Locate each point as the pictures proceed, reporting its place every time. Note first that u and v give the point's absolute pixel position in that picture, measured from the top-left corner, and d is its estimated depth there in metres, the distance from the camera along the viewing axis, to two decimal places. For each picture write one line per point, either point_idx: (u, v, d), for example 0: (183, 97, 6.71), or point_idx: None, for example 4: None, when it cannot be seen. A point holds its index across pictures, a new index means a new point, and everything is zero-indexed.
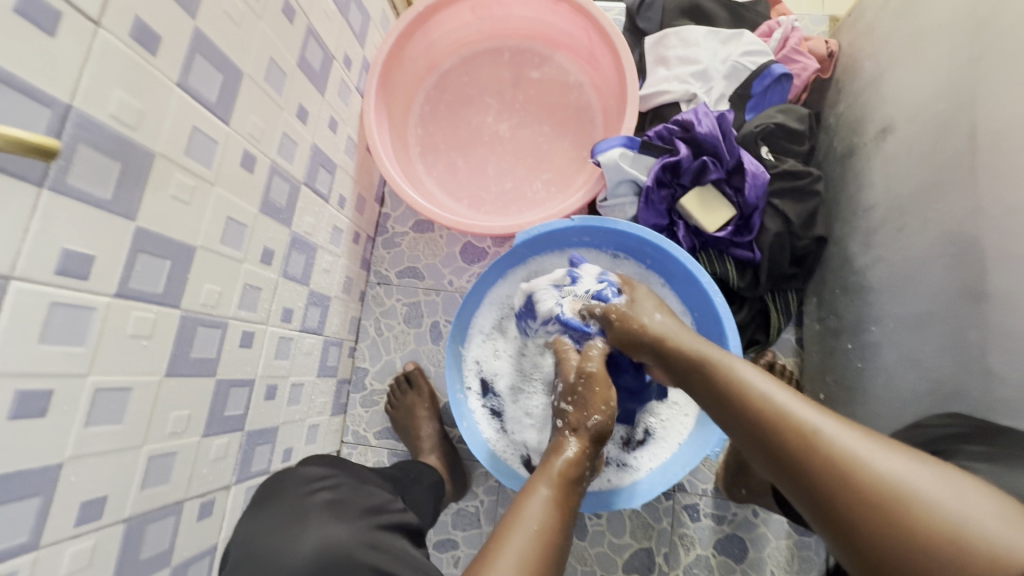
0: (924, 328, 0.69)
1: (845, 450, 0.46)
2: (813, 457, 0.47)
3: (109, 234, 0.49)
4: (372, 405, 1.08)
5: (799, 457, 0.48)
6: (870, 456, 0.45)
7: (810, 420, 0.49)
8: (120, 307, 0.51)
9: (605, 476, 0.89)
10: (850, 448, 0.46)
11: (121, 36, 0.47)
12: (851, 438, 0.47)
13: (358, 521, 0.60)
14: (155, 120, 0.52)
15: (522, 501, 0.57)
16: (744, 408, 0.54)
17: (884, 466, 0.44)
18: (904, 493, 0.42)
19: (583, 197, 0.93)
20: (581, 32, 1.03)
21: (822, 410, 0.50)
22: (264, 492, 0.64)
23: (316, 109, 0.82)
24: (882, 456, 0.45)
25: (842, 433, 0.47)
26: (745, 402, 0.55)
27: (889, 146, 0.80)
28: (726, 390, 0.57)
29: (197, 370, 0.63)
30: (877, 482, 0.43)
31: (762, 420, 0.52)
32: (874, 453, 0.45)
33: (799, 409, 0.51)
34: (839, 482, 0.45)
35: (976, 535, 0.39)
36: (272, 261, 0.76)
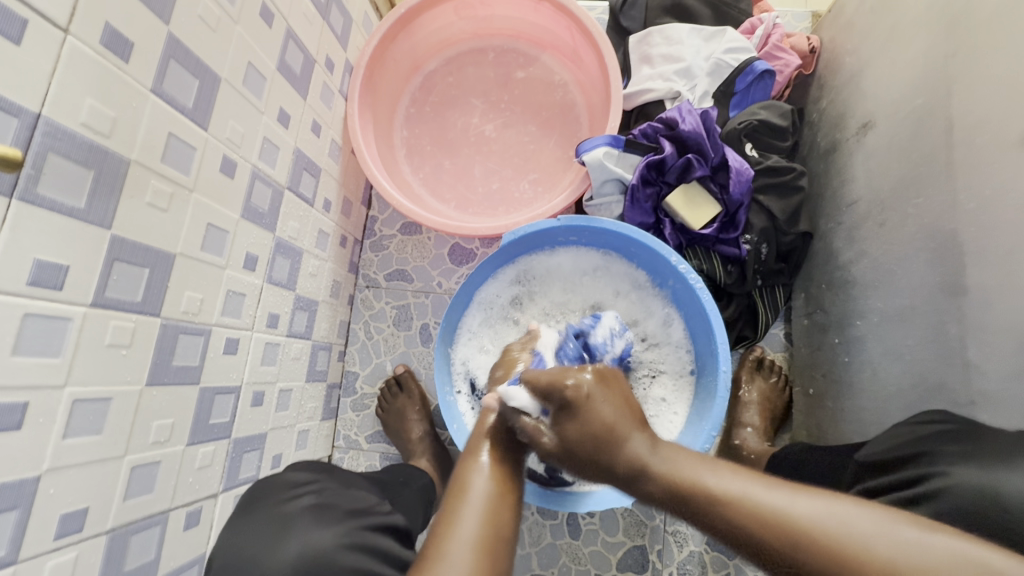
0: (908, 321, 0.70)
1: (858, 548, 0.43)
2: (818, 552, 0.44)
3: (84, 242, 0.49)
4: (363, 409, 1.08)
5: (816, 561, 0.44)
6: (878, 546, 0.42)
7: (792, 512, 0.46)
8: (97, 316, 0.51)
9: None
10: (853, 539, 0.43)
11: (92, 44, 0.47)
12: (845, 524, 0.44)
13: (345, 522, 0.60)
14: (129, 128, 0.52)
15: (465, 482, 0.56)
16: (717, 514, 0.48)
17: (890, 549, 0.42)
18: (923, 571, 0.41)
19: (568, 197, 0.93)
20: (564, 32, 1.03)
21: (790, 491, 0.48)
22: (246, 502, 0.64)
23: (297, 114, 0.82)
24: (880, 535, 0.43)
25: (837, 521, 0.45)
26: (713, 501, 0.49)
27: (870, 141, 0.80)
28: (689, 491, 0.50)
29: (179, 379, 0.63)
30: (887, 567, 0.41)
31: (727, 513, 0.48)
32: (864, 528, 0.44)
33: (772, 497, 0.47)
34: (849, 571, 0.43)
35: None
36: (256, 267, 0.75)
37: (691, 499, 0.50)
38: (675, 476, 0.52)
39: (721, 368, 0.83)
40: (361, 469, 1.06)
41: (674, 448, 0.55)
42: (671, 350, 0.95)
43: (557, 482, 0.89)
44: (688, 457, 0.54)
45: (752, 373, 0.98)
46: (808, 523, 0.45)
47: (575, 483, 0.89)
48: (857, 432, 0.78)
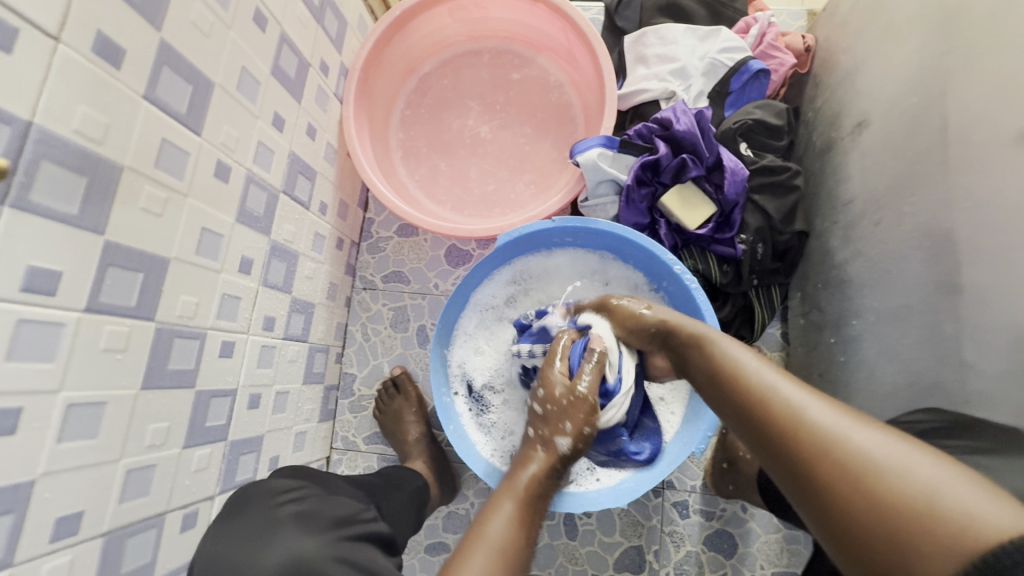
0: (902, 321, 0.70)
1: (827, 430, 0.43)
2: (789, 429, 0.45)
3: (77, 248, 0.49)
4: (360, 410, 1.08)
5: (785, 434, 0.45)
6: (852, 436, 0.42)
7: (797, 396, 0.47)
8: (91, 321, 0.51)
9: (594, 474, 0.90)
10: (828, 423, 0.43)
11: (84, 51, 0.47)
12: (836, 417, 0.44)
13: (328, 533, 0.60)
14: (122, 135, 0.52)
15: (488, 518, 0.59)
16: (741, 400, 0.51)
17: (859, 439, 0.41)
18: (885, 469, 0.39)
19: (563, 198, 0.93)
20: (559, 33, 1.03)
21: (805, 387, 0.48)
22: (231, 507, 0.64)
23: (292, 117, 0.82)
24: (858, 430, 0.42)
25: (828, 413, 0.44)
26: (736, 383, 0.53)
27: (865, 141, 0.80)
28: (725, 376, 0.55)
29: (175, 382, 0.63)
30: (842, 447, 0.41)
31: (740, 390, 0.52)
32: (850, 423, 0.43)
33: (779, 385, 0.49)
34: (806, 446, 0.43)
35: (947, 504, 0.36)
36: (251, 271, 0.76)
37: (725, 374, 0.55)
38: (717, 362, 0.57)
39: None
40: (359, 471, 1.07)
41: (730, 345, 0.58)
42: None
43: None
44: (746, 350, 0.57)
45: None
46: (805, 404, 0.46)
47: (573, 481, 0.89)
48: None
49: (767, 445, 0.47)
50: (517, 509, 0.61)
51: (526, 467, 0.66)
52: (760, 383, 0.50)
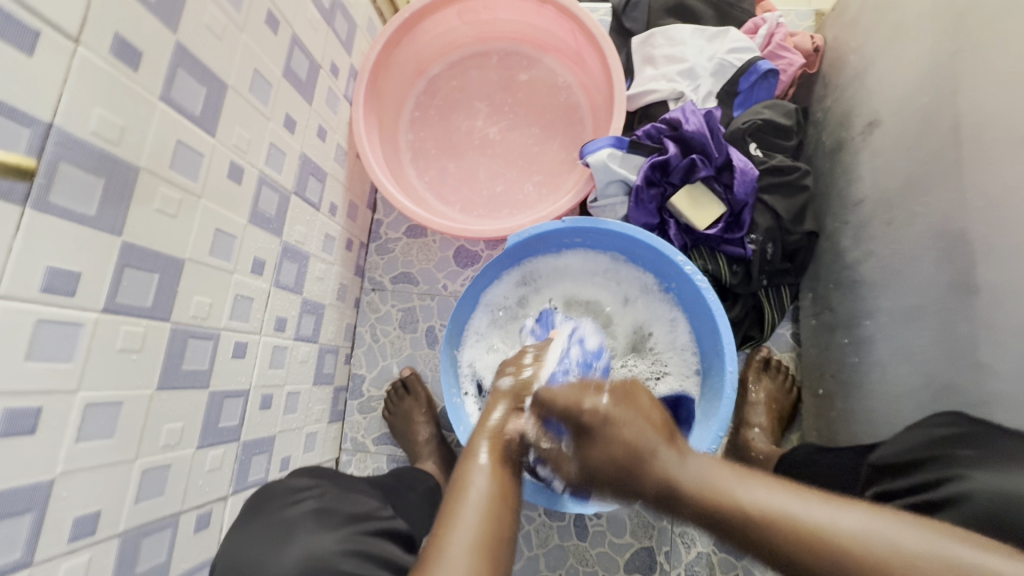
0: (915, 320, 0.69)
1: (816, 525, 0.44)
2: (774, 528, 0.45)
3: (95, 249, 0.50)
4: (369, 411, 1.08)
5: (775, 534, 0.45)
6: (838, 525, 0.43)
7: (775, 503, 0.46)
8: (108, 322, 0.52)
9: None
10: (812, 518, 0.44)
11: (102, 53, 0.48)
12: (827, 517, 0.44)
13: (345, 528, 0.60)
14: (139, 136, 0.53)
15: (454, 514, 0.53)
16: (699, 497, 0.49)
17: (847, 527, 0.43)
18: (883, 556, 0.41)
19: (572, 199, 0.93)
20: (567, 34, 1.03)
21: (751, 477, 0.49)
22: (250, 508, 0.64)
23: (303, 119, 0.83)
24: (840, 516, 0.44)
25: (803, 503, 0.46)
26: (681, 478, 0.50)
27: (876, 140, 0.80)
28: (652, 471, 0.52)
29: (189, 383, 0.63)
30: (837, 540, 0.43)
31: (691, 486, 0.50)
32: (826, 508, 0.45)
33: (732, 479, 0.49)
34: (803, 545, 0.44)
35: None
36: (264, 271, 0.76)
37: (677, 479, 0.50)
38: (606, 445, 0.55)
39: (728, 369, 0.83)
40: (368, 472, 1.07)
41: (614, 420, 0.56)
42: (676, 351, 0.94)
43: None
44: (601, 424, 0.56)
45: (759, 374, 0.98)
46: (787, 508, 0.45)
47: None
48: (865, 431, 0.77)
49: (745, 541, 0.46)
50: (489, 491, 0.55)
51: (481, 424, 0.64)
52: (725, 490, 0.48)
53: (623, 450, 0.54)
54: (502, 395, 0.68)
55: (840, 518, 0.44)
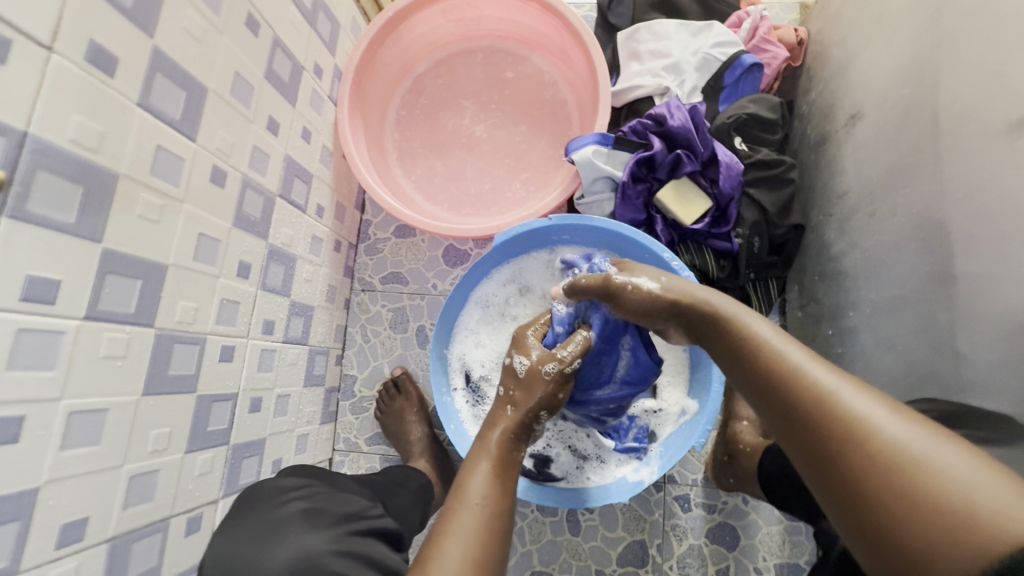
0: (896, 312, 0.70)
1: (859, 414, 0.41)
2: (814, 405, 0.43)
3: (75, 257, 0.49)
4: (361, 411, 1.09)
5: (810, 412, 0.43)
6: (878, 418, 0.40)
7: (828, 380, 0.44)
8: (91, 329, 0.52)
9: (585, 472, 0.90)
10: (852, 405, 0.42)
11: (77, 60, 0.47)
12: (858, 392, 0.42)
13: (330, 526, 0.61)
14: (117, 143, 0.53)
15: (457, 507, 0.54)
16: (761, 370, 0.49)
17: (893, 426, 0.40)
18: (916, 457, 0.38)
19: (559, 196, 0.94)
20: (552, 31, 1.03)
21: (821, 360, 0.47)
22: (240, 505, 0.64)
23: (287, 121, 0.82)
24: (891, 416, 0.40)
25: (851, 391, 0.43)
26: (757, 355, 0.50)
27: (859, 133, 0.80)
28: (743, 348, 0.52)
29: (176, 388, 0.64)
30: (875, 430, 0.40)
31: (762, 363, 0.49)
32: (877, 403, 0.42)
33: (798, 358, 0.47)
34: (835, 430, 0.41)
35: (984, 500, 0.35)
36: (249, 275, 0.76)
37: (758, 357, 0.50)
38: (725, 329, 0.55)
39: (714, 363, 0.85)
40: (361, 472, 1.07)
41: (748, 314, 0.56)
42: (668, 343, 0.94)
43: (546, 477, 0.90)
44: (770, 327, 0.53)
45: None
46: (826, 382, 0.44)
47: (565, 479, 0.90)
48: None
49: (788, 423, 0.45)
50: (490, 491, 0.56)
51: (494, 428, 0.64)
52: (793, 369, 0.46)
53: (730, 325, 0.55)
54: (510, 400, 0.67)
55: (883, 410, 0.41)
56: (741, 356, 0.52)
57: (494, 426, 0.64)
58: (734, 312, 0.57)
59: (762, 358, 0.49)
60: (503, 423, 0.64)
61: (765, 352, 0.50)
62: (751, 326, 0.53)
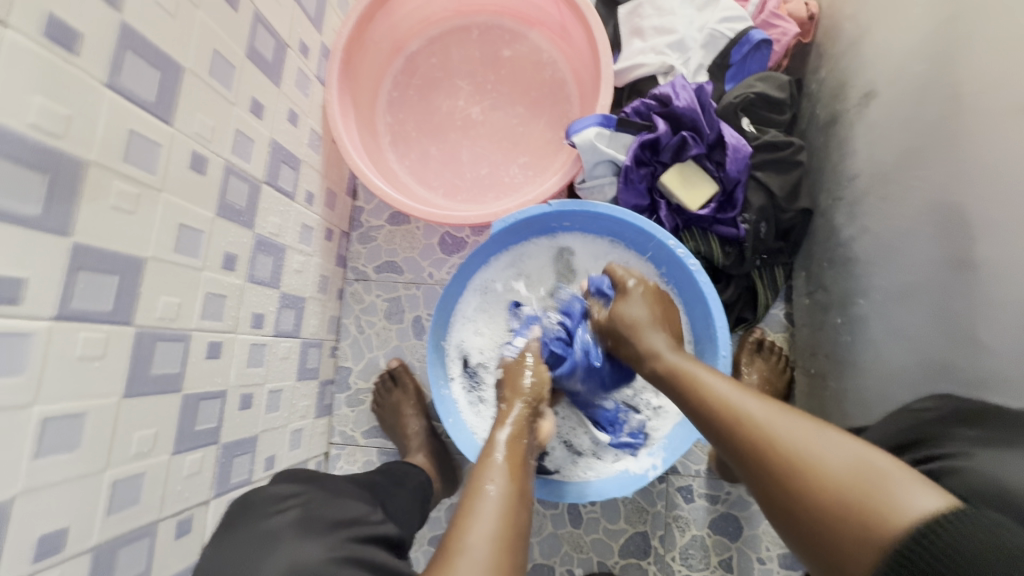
0: (910, 300, 0.67)
1: (781, 441, 0.48)
2: (756, 443, 0.49)
3: (41, 252, 0.46)
4: (357, 404, 1.06)
5: (751, 443, 0.50)
6: (799, 445, 0.47)
7: (753, 413, 0.51)
8: (63, 328, 0.48)
9: (579, 466, 0.89)
10: (776, 434, 0.48)
11: (33, 34, 0.43)
12: (777, 420, 0.49)
13: (326, 533, 0.58)
14: (84, 127, 0.48)
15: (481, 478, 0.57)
16: (711, 416, 0.55)
17: (809, 445, 0.46)
18: (826, 469, 0.44)
19: (559, 181, 0.90)
20: (551, 6, 0.98)
21: (757, 398, 0.53)
22: (232, 516, 0.62)
23: (271, 102, 0.78)
24: (811, 439, 0.47)
25: (776, 422, 0.49)
26: (704, 401, 0.56)
27: (872, 113, 0.76)
28: (695, 402, 0.57)
29: (160, 387, 0.60)
30: (789, 455, 0.46)
31: (707, 408, 0.55)
32: (799, 433, 0.48)
33: (742, 402, 0.53)
34: (771, 456, 0.48)
35: (892, 492, 0.41)
36: (236, 267, 0.73)
37: (692, 391, 0.58)
38: (676, 372, 0.62)
39: (721, 353, 0.83)
40: (358, 466, 1.05)
41: (692, 361, 0.63)
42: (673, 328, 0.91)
43: (538, 470, 0.88)
44: (721, 377, 0.58)
45: (752, 355, 0.97)
46: (760, 421, 0.50)
47: (559, 473, 0.88)
48: (858, 414, 0.75)
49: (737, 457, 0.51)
50: (503, 484, 0.56)
51: (514, 406, 0.70)
52: (720, 400, 0.55)
53: (683, 375, 0.61)
54: (522, 393, 0.72)
55: (793, 426, 0.49)
56: (692, 405, 0.58)
57: (500, 422, 0.67)
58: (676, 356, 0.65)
59: (708, 396, 0.56)
60: (520, 404, 0.71)
61: (707, 393, 0.56)
62: (699, 374, 0.59)
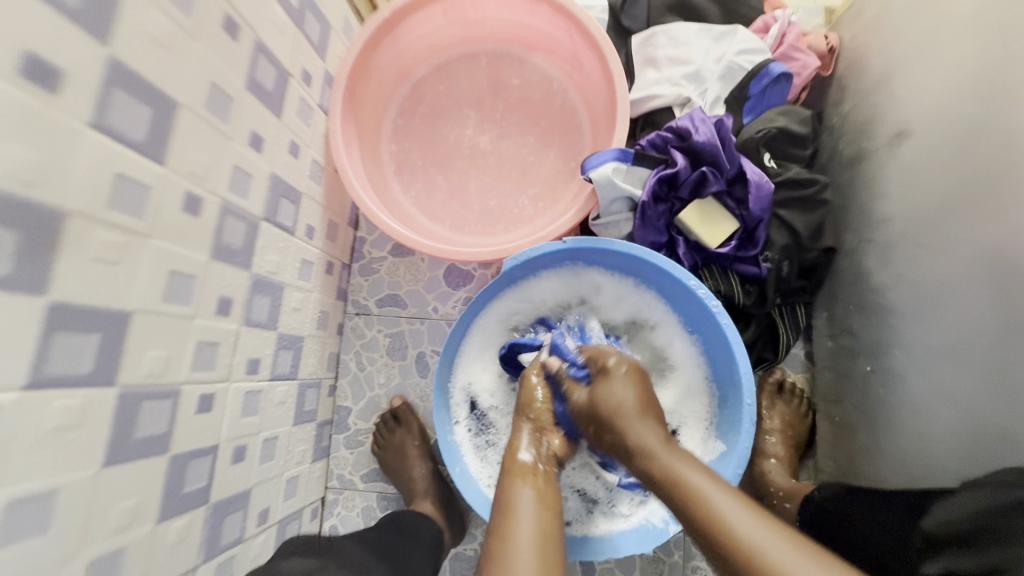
0: (961, 361, 0.63)
1: (774, 562, 0.46)
2: (743, 552, 0.48)
3: (11, 315, 0.41)
4: (356, 446, 1.01)
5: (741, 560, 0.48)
6: (798, 574, 0.45)
7: (740, 524, 0.49)
8: (35, 399, 0.43)
9: (592, 518, 0.83)
10: (772, 558, 0.46)
11: (9, 76, 0.38)
12: (774, 543, 0.47)
13: None
14: (64, 175, 0.43)
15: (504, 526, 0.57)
16: (696, 520, 0.51)
17: None
18: None
19: (573, 217, 0.86)
20: (563, 35, 0.95)
21: (739, 502, 0.52)
22: None
23: (272, 135, 0.74)
24: (806, 570, 0.45)
25: (766, 538, 0.48)
26: (689, 502, 0.53)
27: (907, 153, 0.73)
28: (680, 501, 0.54)
29: (143, 452, 0.55)
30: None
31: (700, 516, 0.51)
32: (796, 560, 0.46)
33: (729, 510, 0.51)
34: (760, 570, 0.46)
35: None
36: (231, 311, 0.68)
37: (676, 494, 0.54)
38: (653, 461, 0.57)
39: (744, 402, 0.78)
40: (357, 512, 0.99)
41: (673, 447, 0.58)
42: (689, 375, 0.88)
43: None
44: (704, 474, 0.55)
45: (773, 398, 0.92)
46: (753, 535, 0.48)
47: (570, 525, 0.82)
48: (896, 470, 0.71)
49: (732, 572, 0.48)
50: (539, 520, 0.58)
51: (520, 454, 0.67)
52: (708, 508, 0.51)
53: (665, 472, 0.56)
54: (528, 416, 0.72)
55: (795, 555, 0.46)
56: (675, 499, 0.54)
57: (515, 476, 0.63)
58: (654, 438, 0.59)
59: (695, 502, 0.52)
60: (526, 426, 0.71)
61: (688, 493, 0.53)
62: (682, 468, 0.55)
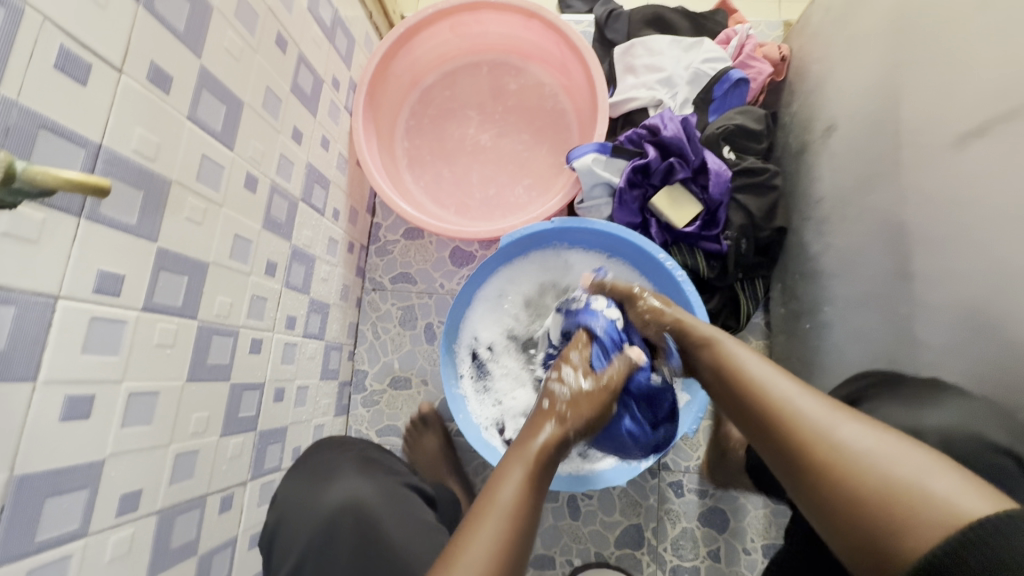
0: (869, 309, 0.76)
1: (817, 425, 0.47)
2: (785, 421, 0.49)
3: (136, 254, 0.55)
4: (372, 404, 1.15)
5: (784, 430, 0.49)
6: (839, 432, 0.46)
7: (789, 398, 0.51)
8: (147, 319, 0.57)
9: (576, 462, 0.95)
10: (816, 424, 0.47)
11: (141, 80, 0.54)
12: (821, 412, 0.48)
13: (381, 481, 0.77)
14: (171, 153, 0.58)
15: (496, 482, 0.51)
16: (748, 401, 0.55)
17: (847, 435, 0.45)
18: (865, 461, 0.43)
19: (560, 201, 1.01)
20: (554, 46, 1.10)
21: (796, 384, 0.53)
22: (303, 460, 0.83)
23: (309, 130, 0.89)
24: (848, 426, 0.46)
25: (813, 407, 0.49)
26: (744, 388, 0.56)
27: (834, 144, 0.87)
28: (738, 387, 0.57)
29: (214, 375, 0.69)
30: (830, 443, 0.45)
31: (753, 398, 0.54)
32: (838, 419, 0.47)
33: (779, 386, 0.53)
34: (801, 438, 0.47)
35: (931, 493, 0.39)
36: (275, 273, 0.82)
37: (737, 386, 0.57)
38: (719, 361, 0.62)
39: None
40: None
41: (737, 348, 0.62)
42: None
43: None
44: (762, 362, 0.58)
45: None
46: (801, 406, 0.50)
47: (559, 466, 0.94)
48: None
49: (775, 445, 0.50)
50: (530, 473, 0.52)
51: (541, 430, 0.55)
52: (759, 392, 0.54)
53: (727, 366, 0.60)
54: (561, 408, 0.57)
55: (840, 421, 0.47)
56: (733, 388, 0.57)
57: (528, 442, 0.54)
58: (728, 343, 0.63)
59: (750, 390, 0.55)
60: (552, 423, 0.56)
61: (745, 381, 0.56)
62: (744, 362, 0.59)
